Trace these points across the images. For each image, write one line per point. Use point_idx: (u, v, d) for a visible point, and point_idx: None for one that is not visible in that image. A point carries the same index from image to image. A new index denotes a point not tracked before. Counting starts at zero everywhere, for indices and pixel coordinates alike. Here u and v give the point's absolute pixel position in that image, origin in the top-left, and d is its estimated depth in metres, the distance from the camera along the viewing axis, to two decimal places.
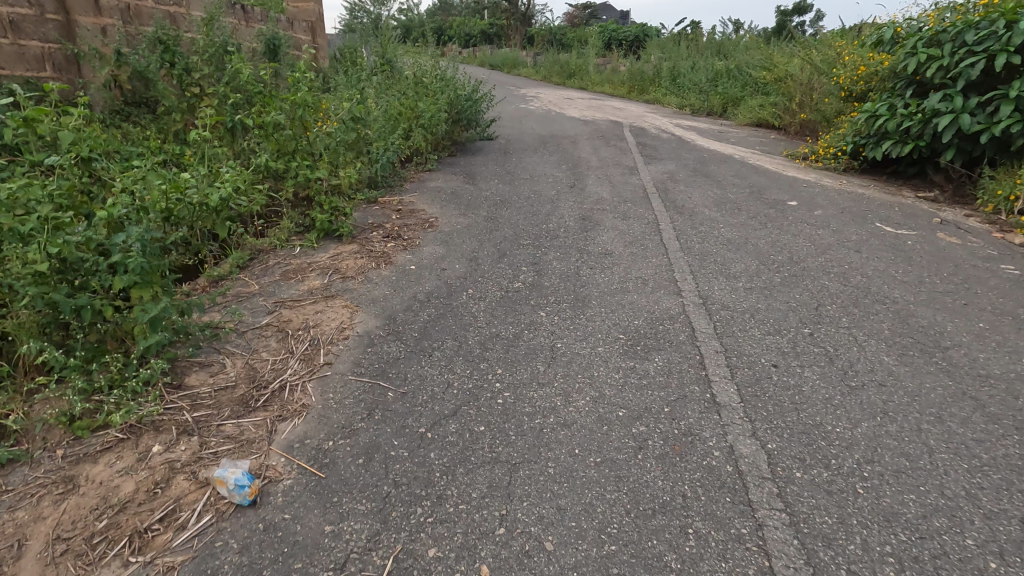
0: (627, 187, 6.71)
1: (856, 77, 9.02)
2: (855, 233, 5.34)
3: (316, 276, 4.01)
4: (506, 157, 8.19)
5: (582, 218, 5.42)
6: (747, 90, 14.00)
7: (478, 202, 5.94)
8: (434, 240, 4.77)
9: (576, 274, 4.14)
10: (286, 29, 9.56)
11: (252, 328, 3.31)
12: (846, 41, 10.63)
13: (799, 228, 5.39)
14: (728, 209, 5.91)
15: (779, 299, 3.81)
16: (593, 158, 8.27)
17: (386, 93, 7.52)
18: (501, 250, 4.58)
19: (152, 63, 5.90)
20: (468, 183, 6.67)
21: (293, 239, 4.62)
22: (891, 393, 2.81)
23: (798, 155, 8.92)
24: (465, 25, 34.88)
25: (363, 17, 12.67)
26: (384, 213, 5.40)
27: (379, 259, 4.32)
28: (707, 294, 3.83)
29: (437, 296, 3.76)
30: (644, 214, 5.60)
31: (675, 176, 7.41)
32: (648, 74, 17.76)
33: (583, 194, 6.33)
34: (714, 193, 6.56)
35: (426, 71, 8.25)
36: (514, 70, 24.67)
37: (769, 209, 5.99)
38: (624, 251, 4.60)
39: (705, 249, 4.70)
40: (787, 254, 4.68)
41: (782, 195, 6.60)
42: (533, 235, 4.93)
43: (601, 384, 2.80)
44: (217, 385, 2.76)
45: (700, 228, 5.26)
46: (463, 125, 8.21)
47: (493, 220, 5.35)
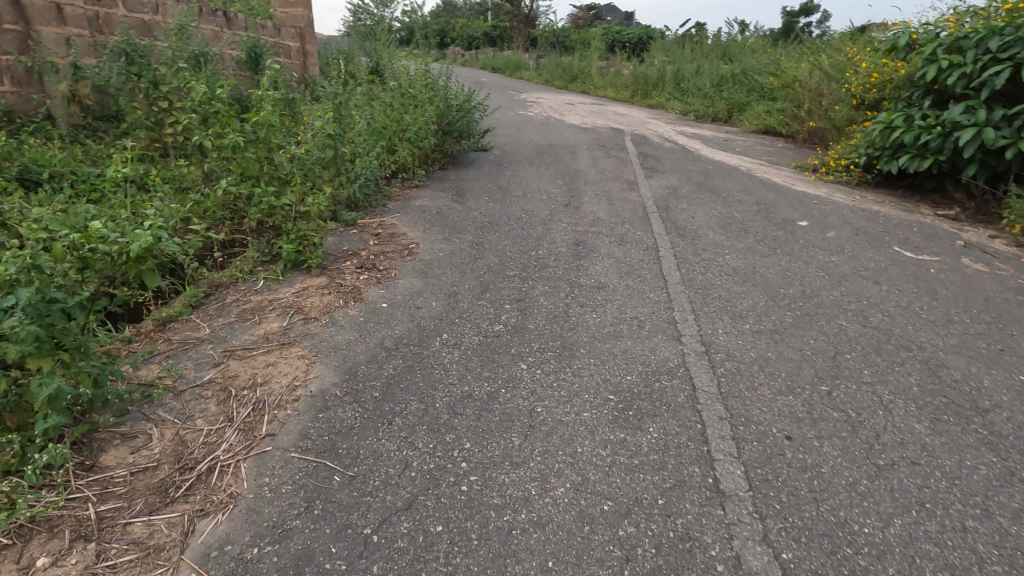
0: (626, 205, 6.30)
1: (868, 84, 8.58)
2: (872, 260, 4.90)
3: (275, 317, 3.64)
4: (500, 171, 7.79)
5: (574, 243, 5.02)
6: (753, 95, 13.55)
7: (465, 224, 5.54)
8: (412, 271, 4.38)
9: (565, 314, 3.73)
10: (272, 35, 9.19)
11: (192, 386, 2.92)
12: (857, 46, 10.16)
13: (811, 254, 4.96)
14: (734, 231, 5.48)
15: (792, 345, 3.39)
16: (591, 171, 7.85)
17: (372, 105, 7.13)
18: (485, 283, 4.18)
19: (115, 77, 5.53)
20: (456, 202, 6.27)
21: (258, 270, 4.25)
22: (926, 475, 2.38)
23: (807, 167, 8.49)
24: (468, 27, 34.51)
25: (365, 19, 12.37)
26: (361, 239, 5.03)
27: (348, 295, 3.94)
28: (710, 340, 3.41)
29: (407, 343, 3.36)
30: (643, 238, 5.19)
31: (677, 191, 6.99)
32: (652, 78, 17.32)
33: (578, 214, 5.92)
34: (719, 211, 6.14)
35: (416, 80, 7.86)
36: (517, 74, 24.27)
37: (778, 231, 5.56)
38: (619, 284, 4.19)
39: (708, 281, 4.28)
40: (799, 287, 4.26)
41: (792, 214, 6.17)
42: (520, 265, 4.52)
43: (584, 464, 2.39)
44: (135, 467, 2.37)
45: (703, 254, 4.84)
46: (454, 137, 7.81)
47: (478, 246, 4.94)
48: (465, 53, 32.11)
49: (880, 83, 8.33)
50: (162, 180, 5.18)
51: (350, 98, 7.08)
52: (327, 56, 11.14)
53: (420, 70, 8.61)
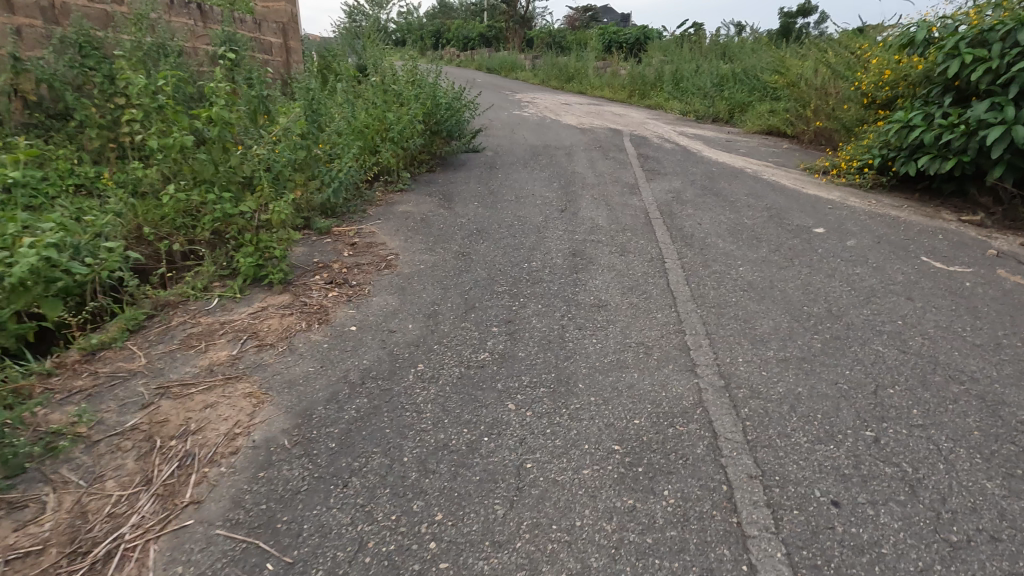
0: (627, 210, 5.82)
1: (880, 81, 8.13)
2: (900, 272, 4.43)
3: (225, 343, 3.14)
4: (491, 173, 7.30)
5: (571, 253, 4.54)
6: (755, 95, 13.11)
7: (451, 231, 5.05)
8: (389, 287, 3.88)
9: (561, 339, 3.24)
10: (250, 30, 8.68)
11: (110, 435, 2.41)
12: (866, 43, 9.73)
13: (832, 266, 4.49)
14: (745, 239, 5.02)
15: (824, 378, 2.91)
16: (589, 174, 7.37)
17: (353, 102, 6.64)
18: (470, 302, 3.69)
19: (63, 69, 5.01)
20: (443, 207, 5.78)
21: (213, 286, 3.76)
22: (1013, 556, 1.90)
23: (818, 168, 8.04)
24: (463, 28, 34.09)
25: (361, 20, 11.40)
26: (335, 249, 4.53)
27: (313, 317, 3.45)
28: (730, 371, 2.93)
29: (375, 376, 2.86)
30: (647, 248, 4.71)
31: (681, 195, 6.51)
32: (650, 78, 16.88)
33: (575, 220, 5.44)
34: (727, 218, 5.68)
35: (402, 77, 7.38)
36: (512, 75, 23.83)
37: (792, 239, 5.10)
38: (622, 302, 3.71)
39: (722, 297, 3.81)
40: (825, 304, 3.78)
41: (806, 220, 5.71)
42: (510, 280, 4.03)
43: (585, 544, 1.91)
44: (15, 551, 1.88)
45: (714, 266, 4.37)
46: (443, 138, 7.32)
47: (465, 257, 4.46)
48: (461, 54, 31.65)
49: (892, 80, 7.90)
50: (115, 185, 4.68)
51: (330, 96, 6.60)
52: (314, 53, 10.63)
53: (407, 67, 8.15)
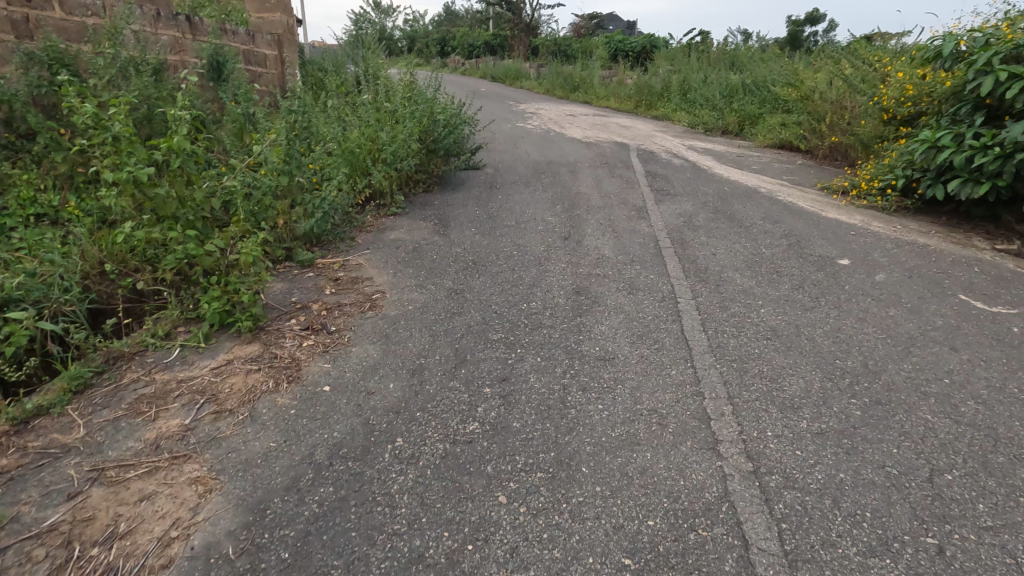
0: (635, 238, 5.43)
1: (902, 96, 7.72)
2: (938, 315, 4.02)
3: (178, 409, 2.74)
4: (491, 193, 6.93)
5: (574, 292, 4.15)
6: (766, 107, 12.69)
7: (444, 263, 4.66)
8: (371, 335, 3.49)
9: (562, 404, 2.84)
10: (243, 42, 8.37)
11: (21, 540, 2.03)
12: (884, 55, 9.34)
13: (862, 307, 4.08)
14: (764, 274, 4.62)
15: (869, 459, 2.50)
16: (594, 195, 6.98)
17: (345, 120, 6.29)
18: (461, 354, 3.30)
19: (30, 87, 4.67)
20: (438, 234, 5.41)
21: (176, 333, 3.38)
22: None
23: (836, 188, 7.63)
24: (468, 36, 33.91)
25: (367, 28, 11.34)
26: (315, 286, 4.15)
27: (282, 373, 3.06)
28: (757, 450, 2.53)
29: (346, 454, 2.47)
30: (657, 284, 4.32)
31: (693, 220, 6.12)
32: (657, 88, 16.50)
33: (578, 250, 5.05)
34: (743, 248, 5.29)
35: (397, 93, 7.02)
36: (517, 83, 23.57)
37: (815, 274, 4.69)
38: (631, 354, 3.32)
39: (743, 349, 3.41)
40: (859, 357, 3.37)
41: (828, 250, 5.31)
42: (507, 325, 3.64)
43: None
44: None
45: (732, 308, 3.97)
46: (439, 157, 6.95)
47: (458, 296, 4.06)
48: (466, 62, 31.41)
49: (916, 96, 7.51)
50: (81, 213, 4.33)
51: (321, 113, 6.24)
52: (312, 64, 10.34)
53: (405, 82, 7.79)
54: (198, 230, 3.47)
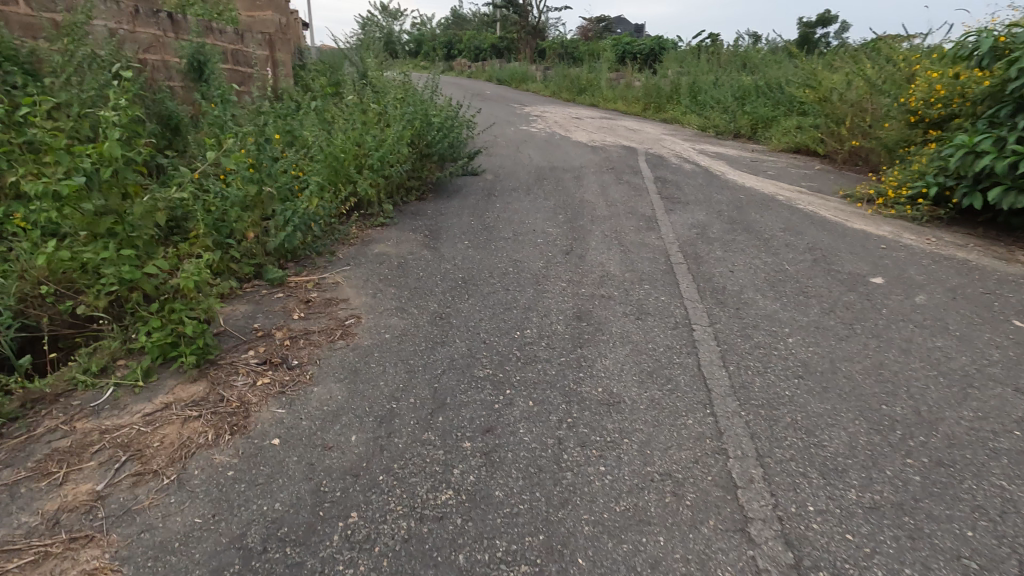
0: (644, 253, 4.94)
1: (932, 98, 7.22)
2: (994, 347, 3.49)
3: (94, 469, 2.29)
4: (489, 202, 6.47)
5: (575, 318, 3.66)
6: (780, 110, 12.16)
7: (431, 282, 4.19)
8: (338, 371, 3.01)
9: (555, 466, 2.35)
10: (231, 41, 7.97)
11: None
12: (910, 54, 8.80)
13: (904, 337, 3.57)
14: (789, 296, 4.12)
15: (939, 546, 2.00)
16: (599, 203, 6.49)
17: (331, 123, 5.86)
18: (440, 396, 2.82)
19: None
20: (427, 247, 4.95)
21: (112, 369, 2.92)
22: None
23: (860, 197, 7.11)
24: (474, 38, 33.54)
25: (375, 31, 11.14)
26: (283, 310, 3.68)
27: (226, 421, 2.58)
28: (797, 534, 2.03)
29: (285, 536, 1.99)
30: (669, 308, 3.83)
31: (707, 231, 5.63)
32: (666, 90, 16.00)
33: (581, 267, 4.56)
34: (764, 264, 4.79)
35: (388, 94, 6.57)
36: (522, 86, 23.14)
37: (846, 296, 4.18)
38: (640, 397, 2.83)
39: (771, 390, 2.91)
40: (909, 402, 2.86)
41: (858, 267, 4.80)
42: (495, 359, 3.16)
43: None
44: None
45: (756, 338, 3.47)
46: (432, 162, 6.49)
47: (443, 322, 3.59)
48: (472, 65, 31.03)
49: (947, 97, 7.00)
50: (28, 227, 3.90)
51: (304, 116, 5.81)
52: (307, 64, 9.96)
53: (399, 84, 7.36)
54: (140, 249, 3.02)
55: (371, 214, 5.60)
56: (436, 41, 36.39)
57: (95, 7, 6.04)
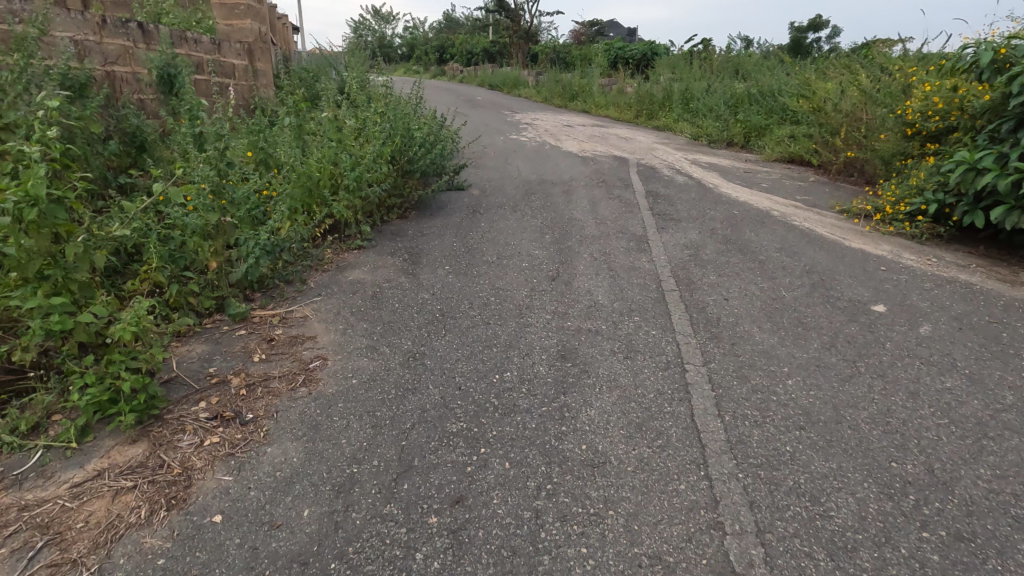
0: (634, 278, 4.69)
1: (929, 110, 7.04)
2: (1007, 387, 3.26)
3: (3, 560, 2.01)
4: (474, 220, 6.21)
5: (559, 357, 3.40)
6: (773, 118, 11.99)
7: (406, 315, 3.92)
8: (296, 426, 2.74)
9: (531, 548, 2.09)
10: (207, 52, 7.72)
11: None
12: (906, 63, 8.63)
13: (911, 376, 3.34)
14: (787, 329, 3.88)
15: None
16: (588, 221, 6.24)
17: (307, 140, 5.58)
18: (407, 457, 2.55)
19: None
20: (406, 273, 4.68)
21: (42, 428, 2.63)
22: None
23: (857, 212, 6.91)
24: (467, 43, 33.32)
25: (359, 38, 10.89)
26: (243, 351, 3.40)
27: (163, 493, 2.30)
28: None
29: None
30: (660, 344, 3.59)
31: (700, 252, 5.40)
32: (658, 97, 15.80)
33: (567, 295, 4.31)
34: (760, 291, 4.55)
35: (368, 108, 6.31)
36: (514, 91, 22.93)
37: (847, 327, 3.95)
38: (627, 456, 2.57)
39: (771, 446, 2.66)
40: (921, 458, 2.62)
41: (858, 293, 4.58)
42: (470, 409, 2.90)
43: None
44: None
45: (753, 380, 3.22)
46: (414, 179, 6.23)
47: (416, 363, 3.32)
48: (464, 70, 30.79)
49: (945, 110, 6.82)
50: None
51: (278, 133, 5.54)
52: (289, 75, 9.70)
53: (380, 96, 7.10)
54: (76, 293, 2.73)
55: (348, 236, 5.33)
56: (428, 46, 36.19)
57: (58, 19, 5.77)
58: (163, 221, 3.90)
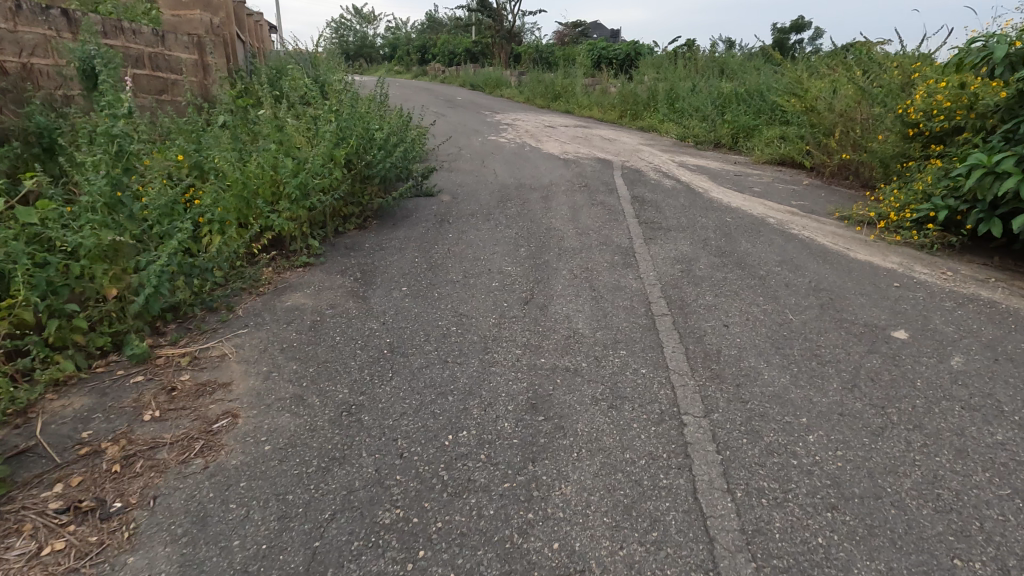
0: (619, 299, 4.08)
1: (933, 110, 6.56)
2: None
3: None
4: (441, 231, 5.57)
5: (529, 409, 2.77)
6: (761, 118, 11.50)
7: (348, 351, 3.26)
8: (175, 520, 2.07)
9: None
10: (149, 44, 6.97)
11: None
12: (904, 60, 8.16)
13: (952, 426, 2.76)
14: (800, 364, 3.30)
15: None
16: (569, 232, 5.63)
17: (246, 141, 4.89)
18: (318, 569, 1.90)
19: None
20: (354, 296, 4.02)
21: None
22: None
23: (858, 219, 6.40)
24: (449, 44, 32.65)
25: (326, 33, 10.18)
26: (132, 406, 2.71)
27: None
28: None
29: None
30: (652, 388, 2.98)
31: (693, 267, 4.82)
32: (642, 97, 15.29)
33: (542, 323, 3.68)
34: (763, 314, 3.98)
35: (322, 107, 5.64)
36: (496, 92, 22.33)
37: (867, 361, 3.38)
38: (613, 560, 1.95)
39: (797, 539, 2.06)
40: (990, 553, 2.03)
41: (873, 315, 4.02)
42: (411, 489, 2.25)
43: None
44: None
45: (766, 436, 2.62)
46: (373, 185, 5.57)
47: (351, 419, 2.67)
48: (446, 70, 30.11)
49: (950, 109, 6.35)
50: None
51: (214, 133, 4.85)
52: (247, 71, 8.96)
53: (339, 93, 6.42)
54: None
55: (293, 251, 4.66)
56: (410, 46, 35.59)
57: None
58: (45, 242, 3.20)
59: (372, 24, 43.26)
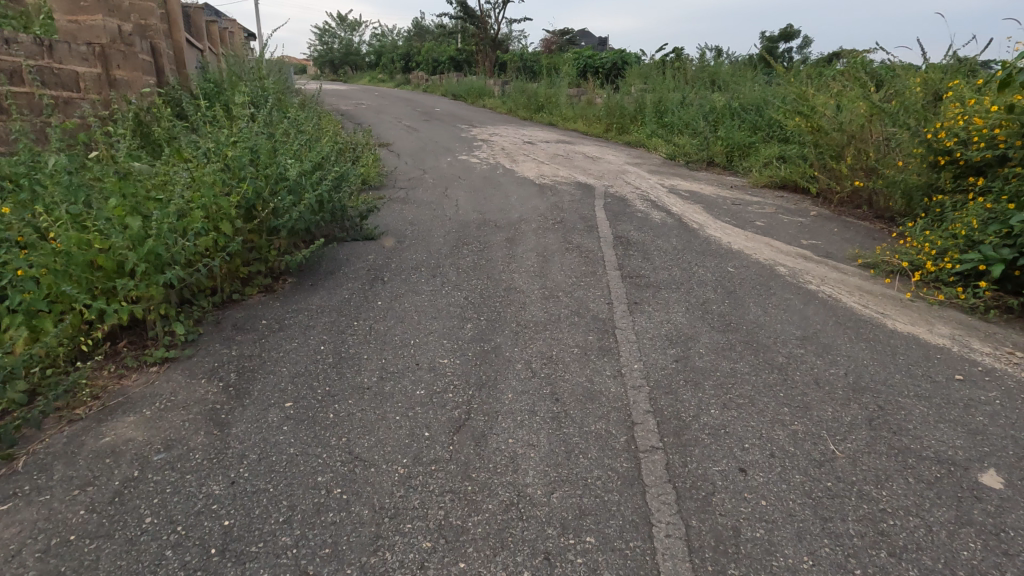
0: (590, 420, 2.90)
1: (973, 135, 5.51)
2: None
3: None
4: (369, 295, 4.36)
5: None
6: (758, 135, 10.44)
7: (151, 554, 2.05)
8: None
9: None
10: (31, 56, 5.70)
11: None
12: (929, 72, 7.08)
13: None
14: (862, 561, 2.13)
15: None
16: (533, 294, 4.47)
17: (92, 187, 3.67)
18: None
19: None
20: (211, 422, 2.81)
21: None
22: None
23: (887, 268, 5.30)
24: (433, 52, 31.57)
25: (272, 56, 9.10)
26: None
27: None
28: None
29: None
30: None
31: (690, 351, 3.66)
32: (629, 110, 14.21)
33: (474, 475, 2.49)
34: (792, 442, 2.80)
35: (217, 138, 4.43)
36: (479, 102, 21.24)
37: (961, 546, 2.22)
38: None
39: None
40: None
41: (943, 442, 2.87)
42: None
43: None
44: None
45: None
46: (281, 237, 4.37)
47: None
48: (429, 78, 28.99)
49: (995, 136, 5.31)
50: None
51: (50, 176, 3.63)
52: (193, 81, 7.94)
53: (250, 117, 5.21)
54: None
55: (151, 339, 3.45)
56: (394, 54, 34.52)
57: None
58: None
59: (355, 30, 42.11)
